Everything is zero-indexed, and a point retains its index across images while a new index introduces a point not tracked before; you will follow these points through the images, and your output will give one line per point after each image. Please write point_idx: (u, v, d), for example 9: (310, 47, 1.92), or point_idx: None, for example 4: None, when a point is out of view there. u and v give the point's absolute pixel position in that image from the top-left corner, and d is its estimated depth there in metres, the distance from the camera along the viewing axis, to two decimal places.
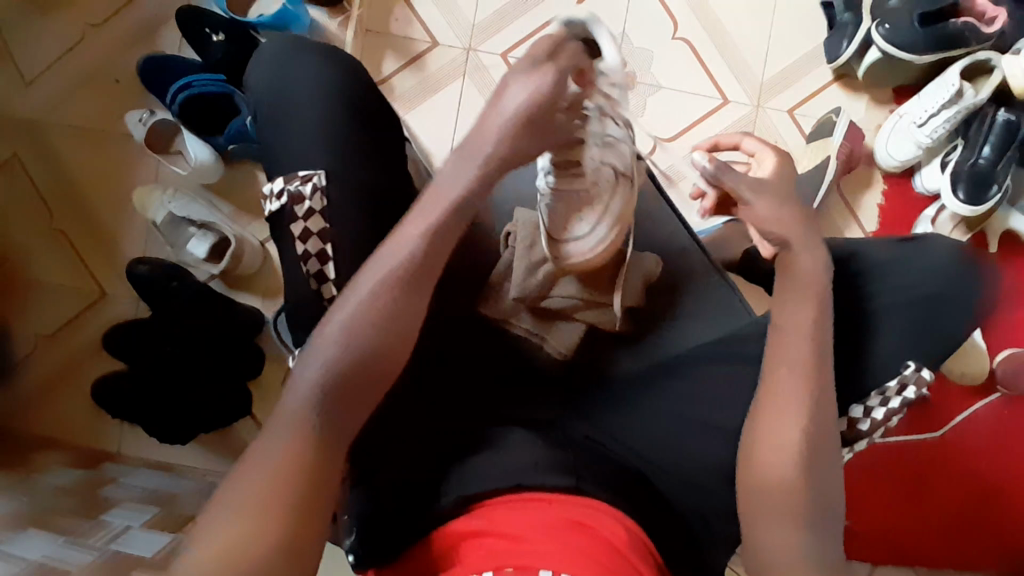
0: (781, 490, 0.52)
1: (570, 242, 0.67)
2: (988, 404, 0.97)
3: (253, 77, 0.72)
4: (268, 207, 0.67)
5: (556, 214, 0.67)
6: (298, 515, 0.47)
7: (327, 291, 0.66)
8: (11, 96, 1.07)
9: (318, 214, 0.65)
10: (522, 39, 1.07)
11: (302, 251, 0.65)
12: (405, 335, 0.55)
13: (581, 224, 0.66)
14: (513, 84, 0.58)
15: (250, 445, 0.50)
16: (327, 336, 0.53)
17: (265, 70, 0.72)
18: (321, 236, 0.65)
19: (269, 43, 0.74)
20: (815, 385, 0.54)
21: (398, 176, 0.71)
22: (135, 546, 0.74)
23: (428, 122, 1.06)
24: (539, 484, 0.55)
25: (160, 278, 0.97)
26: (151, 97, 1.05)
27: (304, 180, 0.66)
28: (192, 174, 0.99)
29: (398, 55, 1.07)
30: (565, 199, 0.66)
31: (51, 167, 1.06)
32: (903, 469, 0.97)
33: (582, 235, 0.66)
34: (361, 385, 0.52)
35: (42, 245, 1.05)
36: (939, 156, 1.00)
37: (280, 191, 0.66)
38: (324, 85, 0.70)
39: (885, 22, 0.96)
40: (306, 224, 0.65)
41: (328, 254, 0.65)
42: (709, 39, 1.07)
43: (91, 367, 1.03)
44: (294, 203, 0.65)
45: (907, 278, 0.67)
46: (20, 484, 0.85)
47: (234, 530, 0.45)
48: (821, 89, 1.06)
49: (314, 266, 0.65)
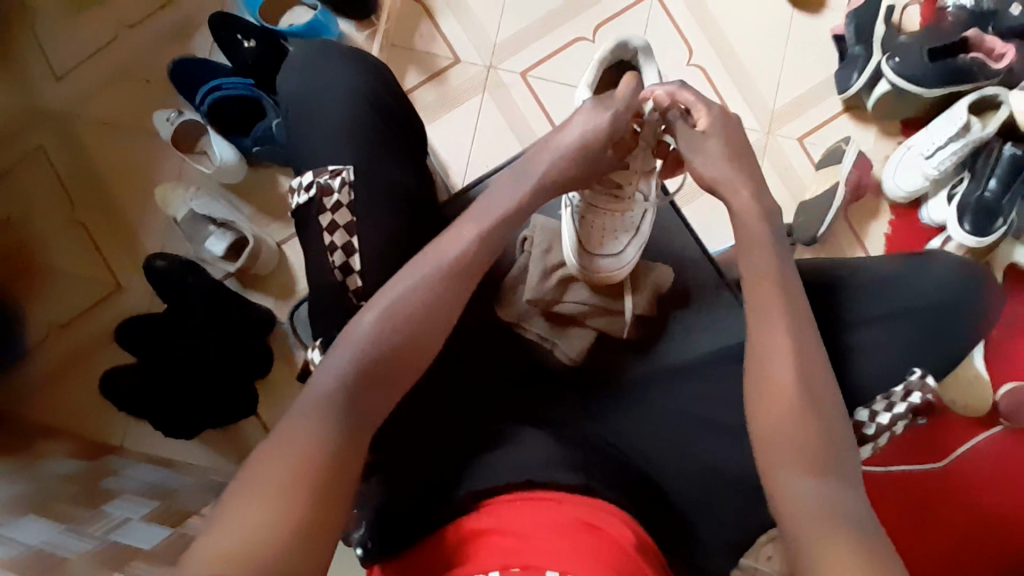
0: (803, 502, 0.50)
1: (607, 257, 0.76)
2: (990, 437, 0.98)
3: (284, 84, 0.75)
4: (296, 199, 0.69)
5: (592, 229, 0.76)
6: (316, 517, 0.44)
7: (351, 282, 0.67)
8: (42, 90, 1.10)
9: (346, 207, 0.68)
10: (541, 58, 1.10)
11: (329, 242, 0.67)
12: (428, 341, 0.56)
13: (617, 242, 0.77)
14: (574, 121, 0.68)
15: (259, 450, 0.48)
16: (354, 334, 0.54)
17: (295, 73, 0.74)
18: (348, 229, 0.68)
19: (296, 52, 0.76)
20: (825, 395, 0.55)
21: (420, 178, 0.73)
22: (135, 537, 0.73)
23: (446, 135, 1.08)
24: (549, 484, 0.56)
25: (177, 273, 0.99)
26: (179, 98, 1.08)
27: (333, 174, 0.68)
28: (214, 173, 1.02)
29: (420, 70, 1.10)
30: (605, 218, 0.76)
31: (76, 160, 1.08)
32: (910, 493, 0.95)
33: (617, 253, 0.76)
34: (384, 382, 0.53)
35: (61, 237, 1.07)
36: (945, 188, 1.02)
37: (308, 183, 0.68)
38: (355, 87, 0.73)
39: (896, 56, 1.01)
40: (333, 217, 0.67)
41: (354, 246, 0.67)
42: (723, 67, 1.10)
43: (101, 358, 1.03)
44: (323, 195, 0.68)
45: (913, 291, 0.69)
46: (23, 470, 0.85)
47: (252, 525, 0.42)
48: (830, 119, 1.09)
49: (340, 258, 0.67)
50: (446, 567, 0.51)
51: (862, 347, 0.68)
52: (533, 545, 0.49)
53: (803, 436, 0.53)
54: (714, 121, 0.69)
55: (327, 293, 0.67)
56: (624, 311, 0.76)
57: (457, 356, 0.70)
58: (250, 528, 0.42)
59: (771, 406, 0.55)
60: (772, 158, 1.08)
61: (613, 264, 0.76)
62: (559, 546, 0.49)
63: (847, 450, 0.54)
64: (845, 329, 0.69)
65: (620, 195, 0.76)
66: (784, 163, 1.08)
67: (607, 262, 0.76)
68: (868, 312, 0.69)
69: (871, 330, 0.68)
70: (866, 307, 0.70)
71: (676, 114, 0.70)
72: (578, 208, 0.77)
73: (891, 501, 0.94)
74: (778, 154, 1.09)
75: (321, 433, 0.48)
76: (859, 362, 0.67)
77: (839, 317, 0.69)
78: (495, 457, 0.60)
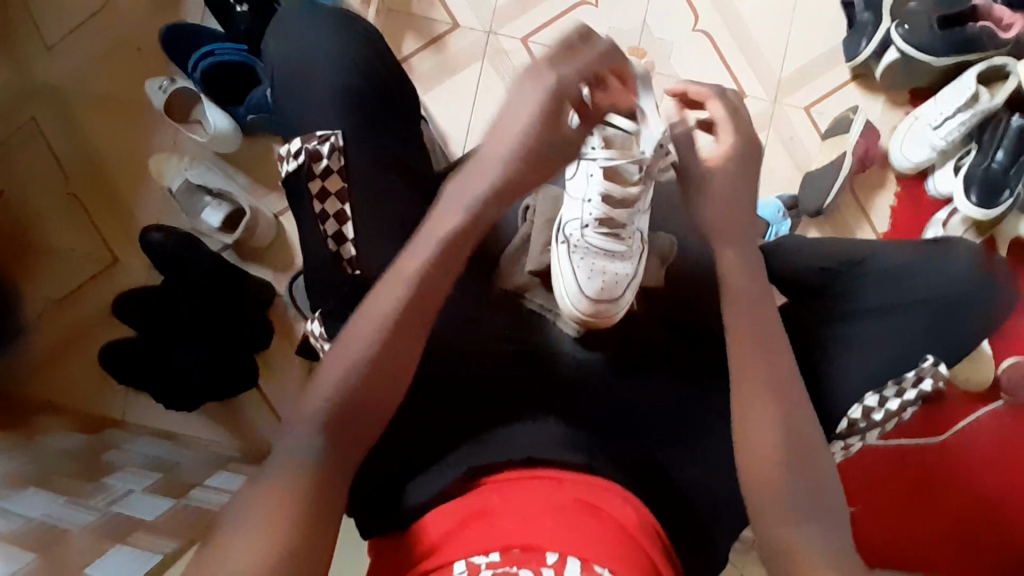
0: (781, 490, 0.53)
1: (601, 305, 0.72)
2: (989, 412, 0.95)
3: (268, 45, 0.72)
4: (286, 167, 0.67)
5: (591, 276, 0.73)
6: (311, 507, 0.48)
7: (344, 253, 0.66)
8: (30, 60, 1.07)
9: (336, 174, 0.67)
10: (544, 23, 1.08)
11: (320, 210, 0.66)
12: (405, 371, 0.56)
13: (615, 286, 0.73)
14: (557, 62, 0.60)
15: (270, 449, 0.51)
16: (368, 320, 0.55)
17: (282, 39, 0.71)
18: (340, 196, 0.67)
19: (284, 15, 0.74)
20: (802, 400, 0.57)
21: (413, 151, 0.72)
22: (137, 509, 0.76)
23: (445, 103, 1.06)
24: (550, 460, 0.58)
25: (173, 246, 0.96)
26: (172, 65, 1.06)
27: (321, 140, 0.66)
28: (208, 143, 0.99)
29: (419, 36, 1.08)
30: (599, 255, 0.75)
31: (68, 131, 1.06)
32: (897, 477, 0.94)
33: (614, 300, 0.72)
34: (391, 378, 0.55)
35: (54, 211, 1.05)
36: (952, 159, 1.00)
37: (297, 151, 0.67)
38: (341, 52, 0.70)
39: (905, 23, 0.98)
40: (324, 184, 0.66)
41: (346, 214, 0.66)
42: (730, 34, 1.07)
43: (99, 332, 1.03)
44: (311, 160, 0.66)
45: (911, 282, 0.68)
46: (24, 445, 0.85)
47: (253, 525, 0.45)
48: (838, 87, 1.07)
49: (332, 227, 0.66)
50: (446, 536, 0.53)
51: (855, 341, 0.67)
52: (530, 525, 0.50)
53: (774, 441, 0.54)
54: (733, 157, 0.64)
55: (327, 266, 0.66)
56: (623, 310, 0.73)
57: (457, 345, 0.69)
58: (264, 549, 0.44)
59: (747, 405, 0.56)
60: (780, 130, 1.06)
61: (614, 308, 0.72)
62: (559, 527, 0.50)
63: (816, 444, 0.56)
64: (846, 320, 0.68)
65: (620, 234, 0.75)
66: (789, 134, 1.06)
67: (602, 307, 0.72)
68: (861, 305, 0.68)
69: (865, 325, 0.67)
70: (858, 299, 0.69)
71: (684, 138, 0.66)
72: (575, 247, 0.75)
73: (873, 493, 0.94)
74: (785, 125, 1.06)
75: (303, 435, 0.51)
76: (851, 359, 0.66)
77: (842, 309, 0.69)
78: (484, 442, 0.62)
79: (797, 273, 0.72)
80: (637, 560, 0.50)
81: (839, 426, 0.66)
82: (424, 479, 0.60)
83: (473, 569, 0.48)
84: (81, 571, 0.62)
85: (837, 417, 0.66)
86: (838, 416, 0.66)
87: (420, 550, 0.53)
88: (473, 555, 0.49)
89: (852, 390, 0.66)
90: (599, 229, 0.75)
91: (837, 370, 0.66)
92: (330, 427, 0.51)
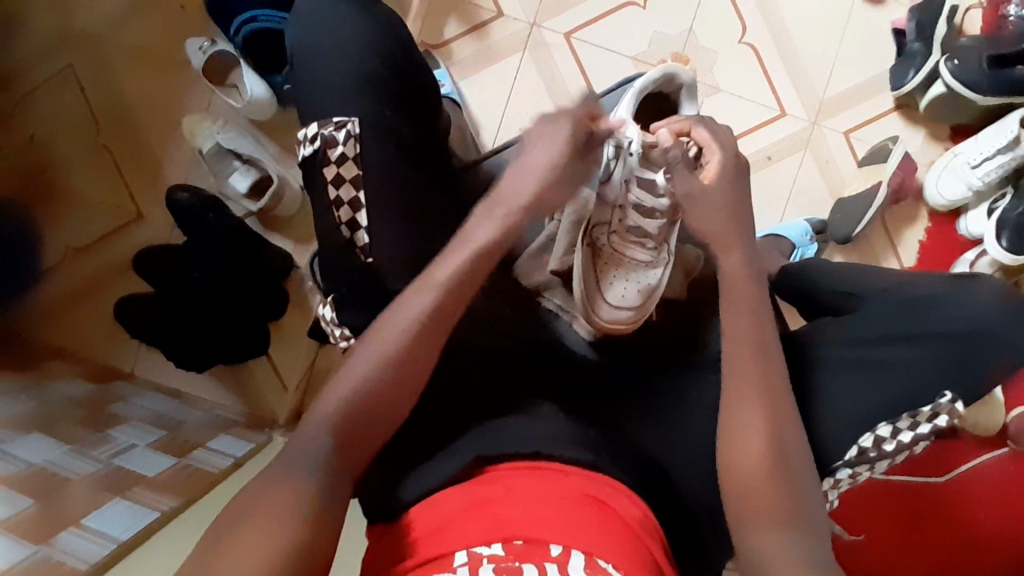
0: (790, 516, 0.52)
1: (610, 308, 0.73)
2: (996, 457, 0.93)
3: (290, 33, 0.72)
4: (302, 151, 0.67)
5: (604, 281, 0.76)
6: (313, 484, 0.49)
7: (359, 240, 0.66)
8: (77, 8, 1.07)
9: (351, 161, 0.66)
10: (588, 21, 1.06)
11: (335, 197, 0.66)
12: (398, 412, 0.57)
13: (628, 296, 0.73)
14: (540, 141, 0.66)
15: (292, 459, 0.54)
16: (370, 348, 0.57)
17: (310, 22, 0.70)
18: (354, 183, 0.66)
19: (302, 3, 0.72)
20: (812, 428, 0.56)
21: (435, 143, 0.73)
22: (137, 463, 0.77)
23: (480, 92, 1.06)
24: (557, 456, 0.57)
25: (198, 207, 0.99)
26: (214, 28, 1.05)
27: (338, 126, 0.66)
28: (243, 109, 0.99)
29: (461, 22, 1.07)
30: (620, 263, 0.76)
31: (106, 85, 1.06)
32: (884, 510, 0.93)
33: (622, 306, 0.73)
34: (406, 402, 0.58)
35: (87, 163, 1.06)
36: (987, 201, 0.99)
37: (313, 135, 0.67)
38: (375, 37, 0.70)
39: (955, 58, 0.97)
40: (338, 170, 0.66)
41: (360, 202, 0.66)
42: (776, 49, 1.06)
43: (117, 284, 1.04)
44: (327, 147, 0.66)
45: (934, 315, 0.66)
46: (34, 387, 0.86)
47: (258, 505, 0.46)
48: (879, 115, 1.05)
49: (346, 214, 0.66)
50: (446, 524, 0.51)
51: (868, 371, 0.66)
52: (533, 518, 0.49)
53: (771, 466, 0.54)
54: (728, 170, 0.67)
55: (348, 244, 0.66)
56: (629, 318, 0.72)
57: (468, 340, 0.69)
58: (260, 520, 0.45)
59: (748, 424, 0.56)
60: (815, 152, 1.05)
61: (624, 317, 0.72)
62: (563, 522, 0.49)
63: (810, 474, 0.55)
64: (860, 347, 0.67)
65: (645, 240, 0.76)
66: (825, 156, 1.05)
67: (626, 313, 0.72)
68: (875, 336, 0.67)
69: (882, 354, 0.66)
70: (873, 329, 0.67)
71: (676, 157, 0.69)
72: (599, 252, 0.77)
73: (877, 527, 0.92)
74: (821, 147, 1.05)
75: (317, 421, 0.53)
76: (859, 387, 0.65)
77: (864, 337, 0.67)
78: (489, 425, 0.62)
79: (801, 327, 0.72)
80: (641, 561, 0.49)
81: (848, 453, 0.65)
82: (421, 474, 0.58)
83: (473, 561, 0.47)
84: (78, 521, 0.64)
85: (847, 445, 0.64)
86: (847, 444, 0.64)
87: (418, 535, 0.52)
88: (474, 545, 0.48)
89: (864, 420, 0.64)
90: (627, 236, 0.76)
91: (841, 396, 0.66)
92: (329, 417, 0.54)
